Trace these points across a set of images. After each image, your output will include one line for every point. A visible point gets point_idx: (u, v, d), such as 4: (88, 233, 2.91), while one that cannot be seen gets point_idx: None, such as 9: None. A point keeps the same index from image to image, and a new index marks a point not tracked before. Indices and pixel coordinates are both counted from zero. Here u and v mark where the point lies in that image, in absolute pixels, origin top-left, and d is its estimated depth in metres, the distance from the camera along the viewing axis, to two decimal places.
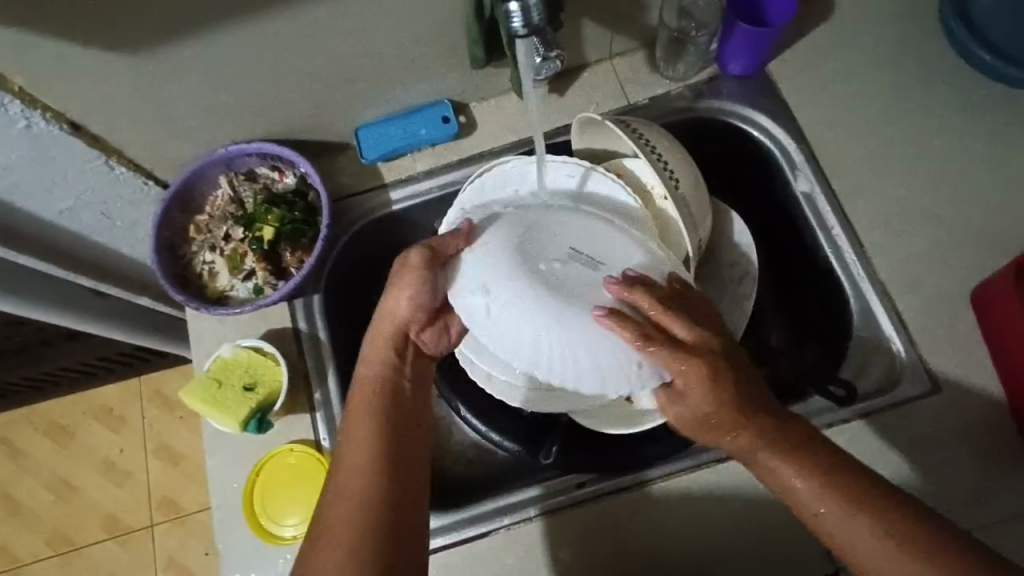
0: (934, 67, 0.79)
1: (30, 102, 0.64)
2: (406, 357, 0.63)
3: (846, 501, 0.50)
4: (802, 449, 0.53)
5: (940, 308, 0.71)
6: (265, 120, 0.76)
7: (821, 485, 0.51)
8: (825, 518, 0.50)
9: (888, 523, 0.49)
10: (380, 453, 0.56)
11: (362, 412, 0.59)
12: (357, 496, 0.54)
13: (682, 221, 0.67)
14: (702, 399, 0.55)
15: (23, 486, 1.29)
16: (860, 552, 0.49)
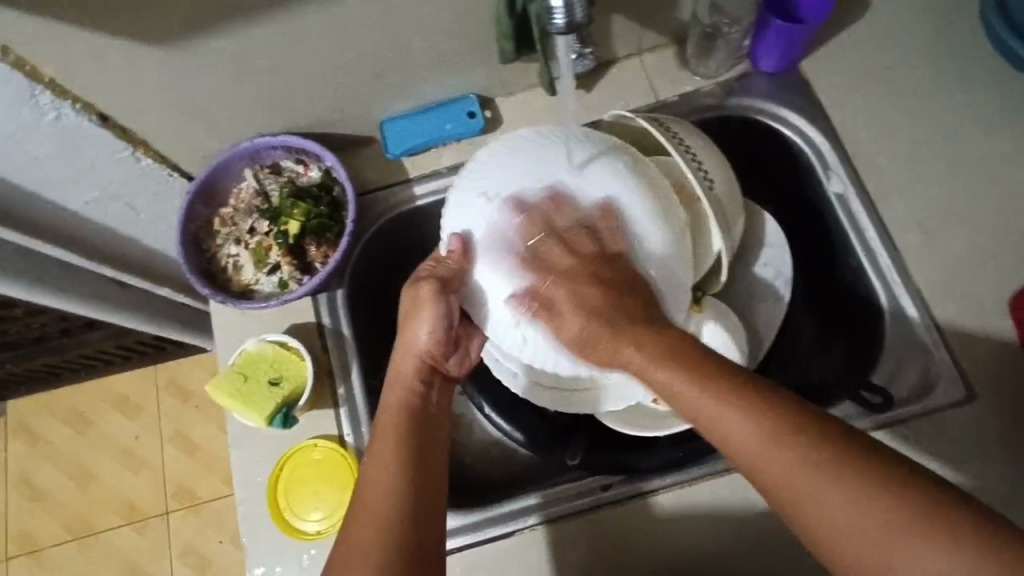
0: (972, 67, 0.77)
1: (60, 93, 0.63)
2: (430, 379, 0.63)
3: (725, 399, 0.49)
4: (679, 355, 0.52)
5: (975, 313, 0.70)
6: (291, 113, 0.76)
7: (697, 384, 0.50)
8: (709, 415, 0.49)
9: (761, 413, 0.47)
10: (409, 476, 0.57)
11: (390, 434, 0.59)
12: (387, 518, 0.54)
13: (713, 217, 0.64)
14: (578, 314, 0.55)
15: (42, 471, 1.30)
16: (745, 448, 0.47)
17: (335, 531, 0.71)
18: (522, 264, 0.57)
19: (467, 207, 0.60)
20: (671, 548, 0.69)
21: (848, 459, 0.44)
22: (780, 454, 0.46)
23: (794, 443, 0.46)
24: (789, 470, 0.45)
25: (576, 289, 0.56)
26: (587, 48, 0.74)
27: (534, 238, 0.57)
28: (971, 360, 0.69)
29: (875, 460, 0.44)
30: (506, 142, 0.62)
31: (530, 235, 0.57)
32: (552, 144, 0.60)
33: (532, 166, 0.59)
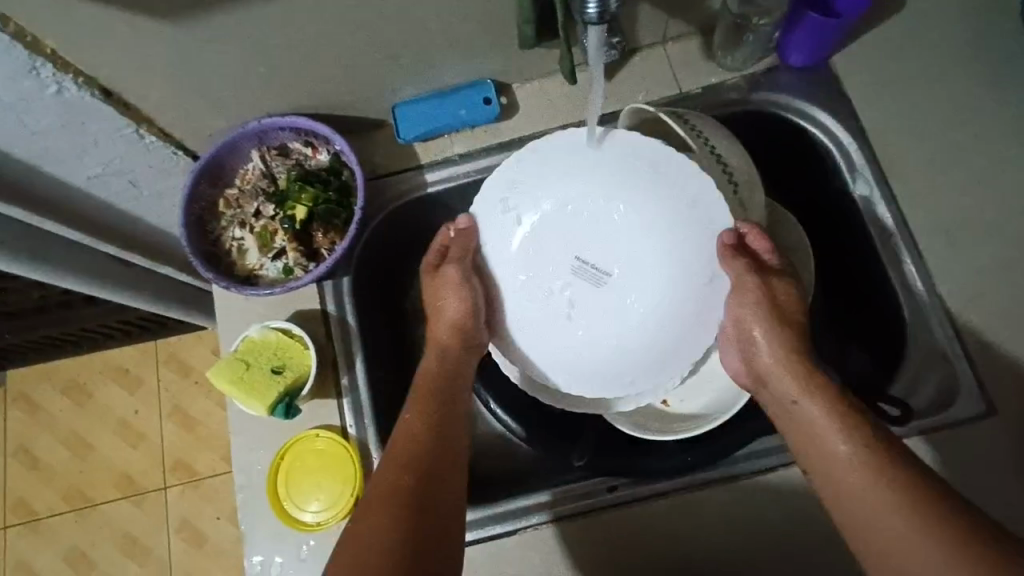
0: (1011, 70, 0.74)
1: (62, 66, 0.61)
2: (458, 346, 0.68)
3: (842, 426, 0.56)
4: (817, 381, 0.59)
5: (998, 327, 0.68)
6: (301, 93, 0.73)
7: (821, 409, 0.57)
8: (820, 434, 0.56)
9: (866, 449, 0.54)
10: (428, 438, 0.61)
11: (421, 398, 0.64)
12: (403, 480, 0.57)
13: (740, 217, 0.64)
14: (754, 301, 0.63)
15: (41, 441, 1.30)
16: (842, 474, 0.54)
17: (335, 523, 0.69)
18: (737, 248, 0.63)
19: (489, 218, 0.67)
20: (679, 552, 0.68)
21: (934, 516, 0.49)
22: (858, 481, 0.53)
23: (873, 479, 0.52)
24: (862, 497, 0.53)
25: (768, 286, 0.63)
26: (615, 38, 0.72)
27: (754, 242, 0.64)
28: (994, 375, 0.67)
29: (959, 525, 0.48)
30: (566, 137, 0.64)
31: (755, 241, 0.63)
32: (604, 160, 0.64)
33: (574, 181, 0.65)
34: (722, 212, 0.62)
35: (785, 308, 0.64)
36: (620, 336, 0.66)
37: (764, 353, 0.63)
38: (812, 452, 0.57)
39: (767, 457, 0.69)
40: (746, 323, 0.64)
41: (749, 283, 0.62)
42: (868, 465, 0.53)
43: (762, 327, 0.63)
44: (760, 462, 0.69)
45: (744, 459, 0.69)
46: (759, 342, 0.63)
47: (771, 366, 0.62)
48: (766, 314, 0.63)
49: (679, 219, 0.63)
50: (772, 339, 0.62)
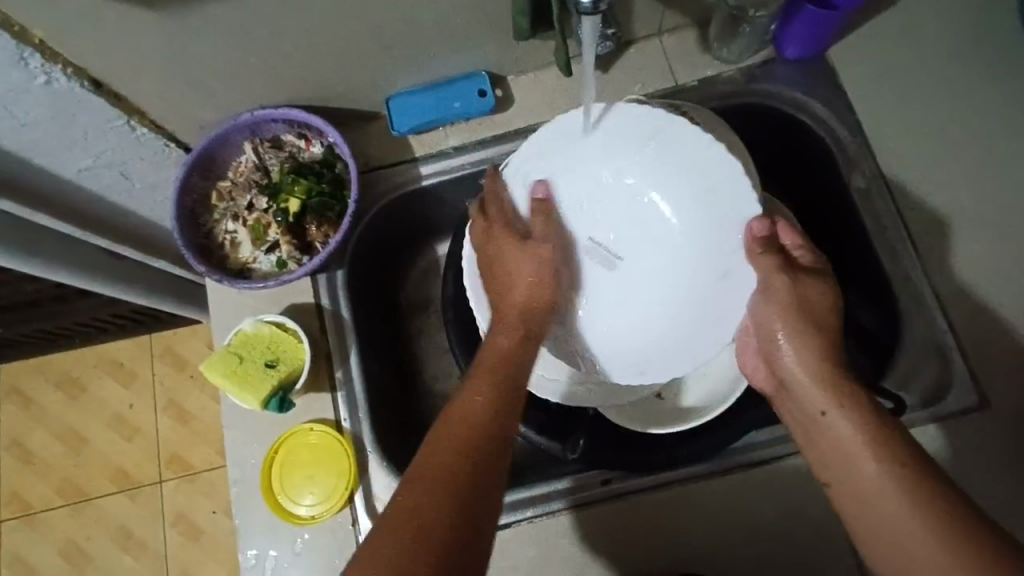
0: (1006, 64, 0.74)
1: (50, 56, 0.60)
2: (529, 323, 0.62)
3: (879, 440, 0.53)
4: (851, 389, 0.56)
5: (990, 320, 0.68)
6: (294, 85, 0.72)
7: (859, 421, 0.54)
8: (855, 445, 0.53)
9: (901, 467, 0.51)
10: (487, 426, 0.54)
11: (485, 381, 0.57)
12: (442, 481, 0.50)
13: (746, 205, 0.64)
14: (787, 299, 0.59)
15: (35, 435, 1.29)
16: (876, 488, 0.51)
17: (330, 516, 0.70)
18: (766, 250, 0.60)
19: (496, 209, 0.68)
20: (673, 544, 0.68)
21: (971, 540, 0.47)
22: (900, 497, 0.50)
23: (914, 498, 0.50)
24: (901, 516, 0.50)
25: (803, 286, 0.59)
26: (610, 29, 0.71)
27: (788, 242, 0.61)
28: (987, 369, 0.67)
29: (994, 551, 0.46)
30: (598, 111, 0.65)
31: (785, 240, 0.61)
32: (631, 137, 0.66)
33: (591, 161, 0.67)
34: (744, 198, 0.62)
35: (816, 310, 0.59)
36: (634, 324, 0.70)
37: (789, 359, 0.58)
38: (845, 460, 0.54)
39: (760, 449, 0.69)
40: (771, 323, 0.60)
41: (778, 282, 0.59)
42: (903, 483, 0.51)
43: (787, 329, 0.59)
44: (753, 455, 0.69)
45: (737, 451, 0.70)
46: (785, 348, 0.59)
47: (798, 373, 0.58)
48: (798, 317, 0.58)
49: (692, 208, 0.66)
50: (800, 344, 0.58)
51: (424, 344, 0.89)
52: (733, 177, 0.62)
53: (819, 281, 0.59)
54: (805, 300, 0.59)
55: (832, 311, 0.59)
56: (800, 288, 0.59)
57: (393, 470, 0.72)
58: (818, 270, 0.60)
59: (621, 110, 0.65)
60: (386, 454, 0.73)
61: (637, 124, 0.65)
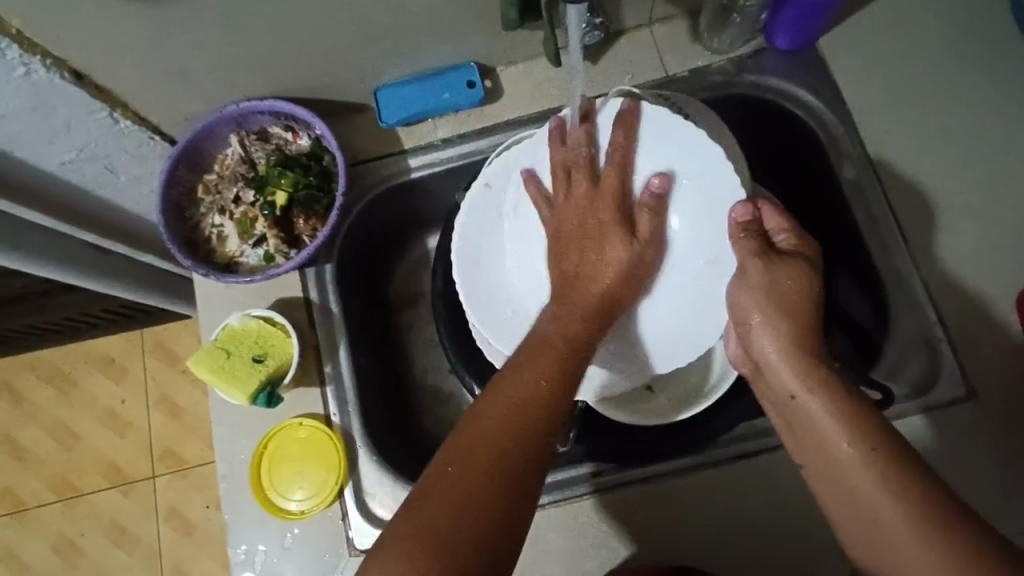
0: (996, 54, 0.74)
1: (28, 47, 0.59)
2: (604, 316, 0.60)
3: (846, 419, 0.53)
4: (822, 376, 0.55)
5: (978, 311, 0.68)
6: (280, 76, 0.71)
7: (827, 401, 0.54)
8: (820, 424, 0.54)
9: (865, 444, 0.52)
10: (543, 401, 0.53)
11: (545, 359, 0.55)
12: (474, 467, 0.49)
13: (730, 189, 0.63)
14: (760, 284, 0.59)
15: (25, 431, 1.28)
16: (840, 465, 0.52)
17: (319, 511, 0.69)
18: (746, 234, 0.60)
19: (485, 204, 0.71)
20: (664, 537, 0.68)
21: (926, 517, 0.48)
22: (873, 483, 0.50)
23: (887, 485, 0.50)
24: (860, 493, 0.51)
25: (780, 268, 0.58)
26: (598, 18, 0.71)
27: (773, 227, 0.61)
28: (975, 361, 0.68)
29: (947, 529, 0.47)
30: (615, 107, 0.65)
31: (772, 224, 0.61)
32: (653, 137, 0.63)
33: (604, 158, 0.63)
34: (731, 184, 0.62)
35: (790, 294, 0.58)
36: (659, 317, 0.65)
37: (763, 345, 0.58)
38: (819, 447, 0.54)
39: (751, 440, 0.69)
40: (744, 308, 0.60)
41: (752, 267, 0.59)
42: (864, 459, 0.51)
43: (761, 313, 0.59)
44: (743, 447, 0.69)
45: (726, 443, 0.70)
46: (758, 332, 0.59)
47: (772, 359, 0.58)
48: (771, 301, 0.58)
49: (693, 201, 0.63)
50: (774, 328, 0.58)
51: (415, 338, 0.89)
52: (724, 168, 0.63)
53: (794, 266, 0.58)
54: (777, 285, 0.58)
55: (807, 294, 0.58)
56: (772, 273, 0.59)
57: (383, 465, 0.71)
58: (797, 254, 0.60)
59: (645, 109, 0.63)
60: (376, 448, 0.72)
61: (668, 123, 0.63)
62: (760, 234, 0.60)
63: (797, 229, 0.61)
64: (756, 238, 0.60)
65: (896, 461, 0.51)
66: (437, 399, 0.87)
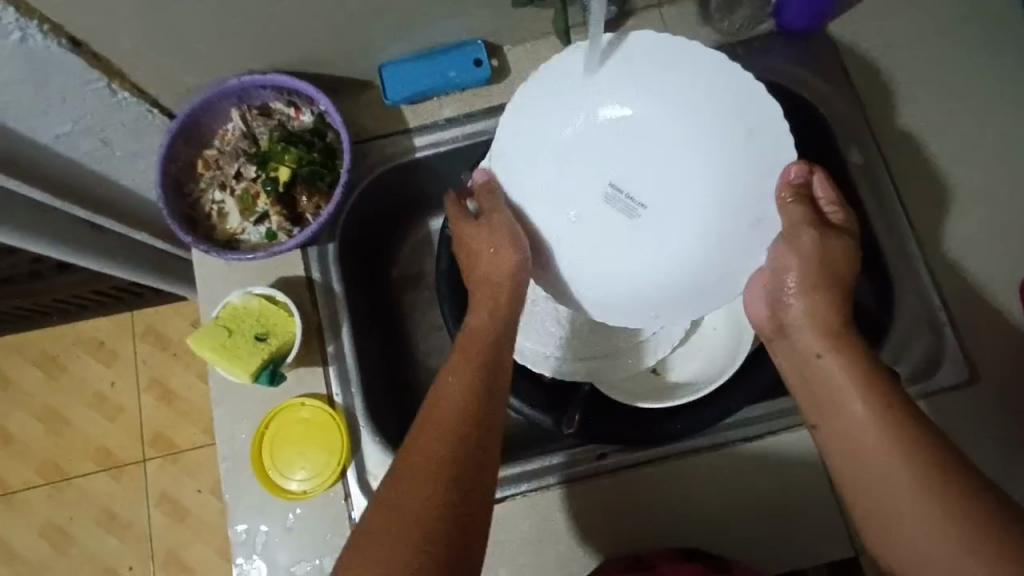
0: (1003, 40, 0.74)
1: (26, 11, 0.57)
2: (502, 296, 0.61)
3: (865, 388, 0.53)
4: (847, 338, 0.56)
5: (981, 296, 0.69)
6: (283, 49, 0.70)
7: (849, 370, 0.54)
8: (839, 388, 0.54)
9: (880, 411, 0.52)
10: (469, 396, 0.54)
11: (460, 361, 0.57)
12: (421, 469, 0.50)
13: (760, 128, 0.59)
14: (806, 256, 0.58)
15: (12, 414, 1.26)
16: (853, 430, 0.53)
17: (321, 491, 0.69)
18: (799, 201, 0.58)
19: None
20: (669, 520, 0.68)
21: (935, 481, 0.48)
22: (884, 447, 0.51)
23: (904, 445, 0.50)
24: (870, 457, 0.51)
25: (829, 243, 0.58)
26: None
27: (819, 195, 0.60)
28: (977, 344, 0.68)
29: (961, 493, 0.48)
30: (617, 40, 0.61)
31: (819, 192, 0.59)
32: (666, 70, 0.61)
33: (618, 92, 0.63)
34: (784, 143, 0.59)
35: (837, 267, 0.58)
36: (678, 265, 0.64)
37: (794, 305, 0.58)
38: (829, 404, 0.55)
39: (753, 425, 0.69)
40: (784, 275, 0.59)
41: (807, 235, 0.58)
42: (876, 421, 0.52)
43: (798, 284, 0.58)
44: (744, 431, 0.69)
45: (732, 426, 0.70)
46: (792, 295, 0.58)
47: (801, 321, 0.58)
48: (814, 273, 0.58)
49: (731, 147, 0.61)
50: (809, 295, 0.58)
51: (416, 320, 0.88)
52: (781, 126, 0.59)
53: (841, 242, 0.58)
54: (827, 257, 0.58)
55: (849, 271, 0.59)
56: (827, 245, 0.58)
57: (386, 445, 0.71)
58: (844, 230, 0.59)
59: (635, 41, 0.61)
60: (379, 429, 0.72)
61: (669, 49, 0.60)
62: (810, 201, 0.59)
63: (842, 201, 0.60)
64: (811, 206, 0.59)
65: (902, 413, 0.52)
66: None
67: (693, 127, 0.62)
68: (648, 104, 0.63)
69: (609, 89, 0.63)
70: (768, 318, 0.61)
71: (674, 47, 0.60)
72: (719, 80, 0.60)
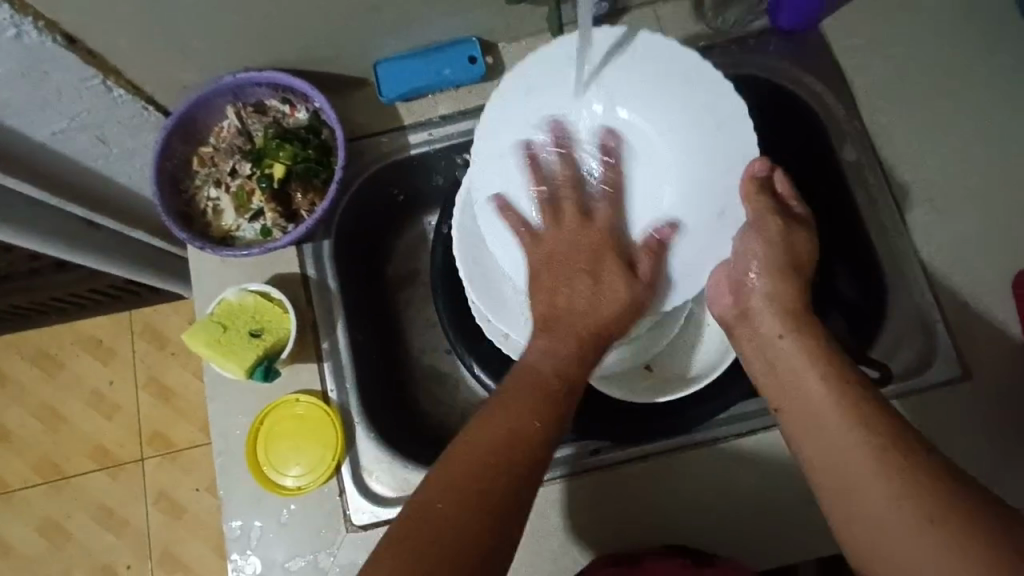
0: (997, 37, 0.74)
1: (20, 8, 0.57)
2: (597, 345, 0.60)
3: (842, 395, 0.53)
4: (809, 322, 0.59)
5: (974, 293, 0.69)
6: (278, 46, 0.70)
7: (826, 378, 0.54)
8: (813, 393, 0.54)
9: (861, 419, 0.51)
10: (525, 429, 0.54)
11: (524, 395, 0.56)
12: (461, 493, 0.50)
13: (731, 126, 0.62)
14: (765, 246, 0.61)
15: (11, 412, 1.26)
16: (829, 436, 0.52)
17: (315, 487, 0.69)
18: (761, 193, 0.61)
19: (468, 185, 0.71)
20: (662, 515, 0.68)
21: (922, 492, 0.47)
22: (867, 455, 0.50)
23: (871, 425, 0.51)
24: (849, 463, 0.51)
25: (789, 232, 0.61)
26: None
27: (779, 189, 0.62)
28: (970, 341, 0.68)
29: (957, 508, 0.46)
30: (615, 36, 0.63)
31: (780, 186, 0.62)
32: (648, 64, 0.63)
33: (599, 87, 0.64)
34: (748, 142, 0.62)
35: (799, 254, 0.61)
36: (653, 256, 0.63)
37: (758, 289, 0.61)
38: (794, 385, 0.56)
39: (746, 422, 0.69)
40: (746, 262, 0.61)
41: (771, 223, 0.61)
42: (853, 426, 0.51)
43: (760, 269, 0.61)
44: (737, 427, 0.69)
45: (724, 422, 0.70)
46: (755, 276, 0.61)
47: (762, 304, 0.60)
48: (775, 259, 0.60)
49: (701, 143, 0.63)
50: (771, 277, 0.60)
51: (411, 317, 0.88)
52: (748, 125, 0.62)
53: (805, 233, 0.62)
54: (790, 246, 0.61)
55: (810, 259, 0.62)
56: (789, 234, 0.61)
57: (381, 442, 0.71)
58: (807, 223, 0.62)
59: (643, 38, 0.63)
60: (373, 424, 0.72)
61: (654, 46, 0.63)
62: (772, 195, 0.61)
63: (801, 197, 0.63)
64: (772, 198, 0.61)
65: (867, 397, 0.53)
66: (435, 378, 0.86)
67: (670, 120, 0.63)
68: (624, 97, 0.64)
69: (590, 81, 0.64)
70: (732, 304, 0.62)
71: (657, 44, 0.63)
72: (693, 77, 0.62)
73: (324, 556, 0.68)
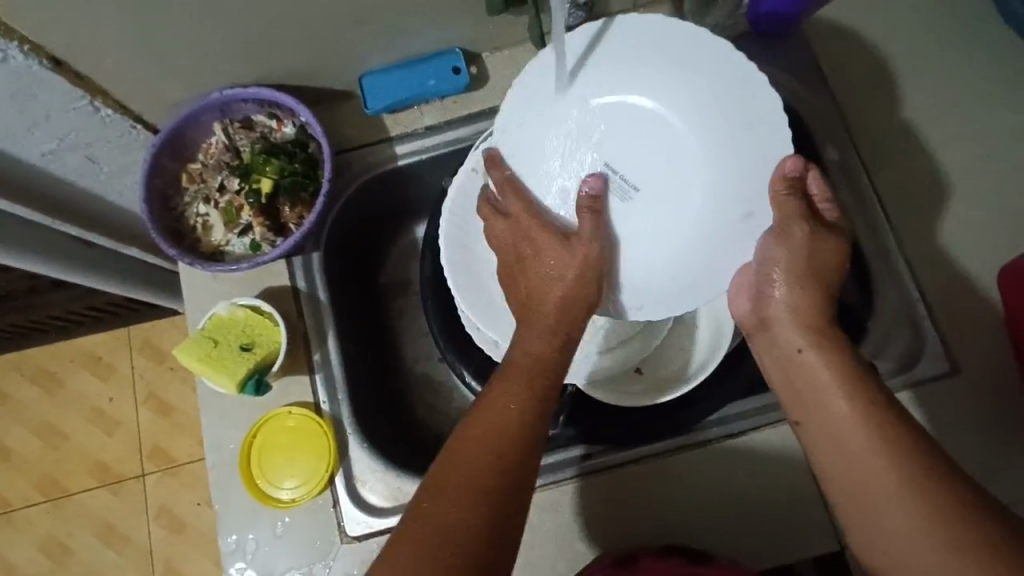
0: (975, 34, 0.75)
1: (6, 32, 0.57)
2: (563, 318, 0.60)
3: (866, 411, 0.52)
4: (830, 334, 0.57)
5: (960, 288, 0.70)
6: (264, 62, 0.71)
7: (848, 394, 0.53)
8: (836, 406, 0.53)
9: (884, 436, 0.51)
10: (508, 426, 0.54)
11: (516, 381, 0.57)
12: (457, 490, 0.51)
13: (755, 116, 0.60)
14: (789, 255, 0.58)
15: (12, 432, 1.27)
16: (848, 451, 0.52)
17: (311, 499, 0.69)
18: (789, 196, 0.57)
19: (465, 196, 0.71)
20: (655, 519, 0.68)
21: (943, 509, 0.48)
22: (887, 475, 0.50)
23: (895, 446, 0.50)
24: (873, 482, 0.50)
25: (816, 237, 0.58)
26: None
27: (812, 190, 0.58)
28: (957, 336, 0.69)
29: (973, 522, 0.47)
30: (599, 28, 0.63)
31: (812, 188, 0.58)
32: (649, 52, 0.62)
33: (598, 80, 0.63)
34: (780, 138, 0.59)
35: (824, 262, 0.58)
36: (657, 255, 0.63)
37: (780, 297, 0.58)
38: (814, 402, 0.55)
39: (737, 421, 0.70)
40: (769, 266, 0.58)
41: (797, 230, 0.57)
42: (878, 445, 0.51)
43: (784, 280, 0.58)
44: (729, 427, 0.70)
45: (714, 423, 0.70)
46: (777, 285, 0.58)
47: (784, 315, 0.58)
48: (801, 266, 0.58)
49: (721, 138, 0.61)
50: (792, 287, 0.58)
51: (404, 326, 0.89)
52: (779, 120, 0.59)
53: (832, 239, 0.58)
54: (816, 252, 0.57)
55: (838, 267, 0.58)
56: (816, 239, 0.57)
57: (374, 451, 0.72)
58: (835, 229, 0.59)
59: (624, 24, 0.62)
60: (366, 435, 0.73)
61: (651, 36, 0.62)
62: (804, 195, 0.58)
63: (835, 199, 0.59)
64: (804, 200, 0.58)
65: (897, 427, 0.51)
66: (428, 387, 0.87)
67: (688, 114, 0.62)
68: (637, 92, 0.62)
69: (580, 79, 0.63)
70: (750, 312, 0.61)
71: (660, 30, 0.62)
72: (710, 68, 0.61)
73: (320, 568, 0.68)
